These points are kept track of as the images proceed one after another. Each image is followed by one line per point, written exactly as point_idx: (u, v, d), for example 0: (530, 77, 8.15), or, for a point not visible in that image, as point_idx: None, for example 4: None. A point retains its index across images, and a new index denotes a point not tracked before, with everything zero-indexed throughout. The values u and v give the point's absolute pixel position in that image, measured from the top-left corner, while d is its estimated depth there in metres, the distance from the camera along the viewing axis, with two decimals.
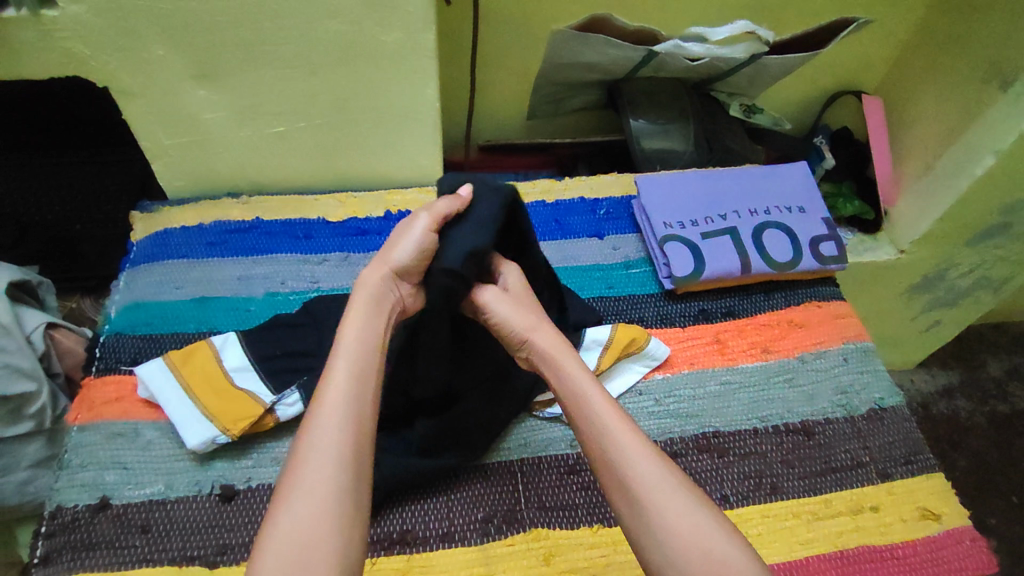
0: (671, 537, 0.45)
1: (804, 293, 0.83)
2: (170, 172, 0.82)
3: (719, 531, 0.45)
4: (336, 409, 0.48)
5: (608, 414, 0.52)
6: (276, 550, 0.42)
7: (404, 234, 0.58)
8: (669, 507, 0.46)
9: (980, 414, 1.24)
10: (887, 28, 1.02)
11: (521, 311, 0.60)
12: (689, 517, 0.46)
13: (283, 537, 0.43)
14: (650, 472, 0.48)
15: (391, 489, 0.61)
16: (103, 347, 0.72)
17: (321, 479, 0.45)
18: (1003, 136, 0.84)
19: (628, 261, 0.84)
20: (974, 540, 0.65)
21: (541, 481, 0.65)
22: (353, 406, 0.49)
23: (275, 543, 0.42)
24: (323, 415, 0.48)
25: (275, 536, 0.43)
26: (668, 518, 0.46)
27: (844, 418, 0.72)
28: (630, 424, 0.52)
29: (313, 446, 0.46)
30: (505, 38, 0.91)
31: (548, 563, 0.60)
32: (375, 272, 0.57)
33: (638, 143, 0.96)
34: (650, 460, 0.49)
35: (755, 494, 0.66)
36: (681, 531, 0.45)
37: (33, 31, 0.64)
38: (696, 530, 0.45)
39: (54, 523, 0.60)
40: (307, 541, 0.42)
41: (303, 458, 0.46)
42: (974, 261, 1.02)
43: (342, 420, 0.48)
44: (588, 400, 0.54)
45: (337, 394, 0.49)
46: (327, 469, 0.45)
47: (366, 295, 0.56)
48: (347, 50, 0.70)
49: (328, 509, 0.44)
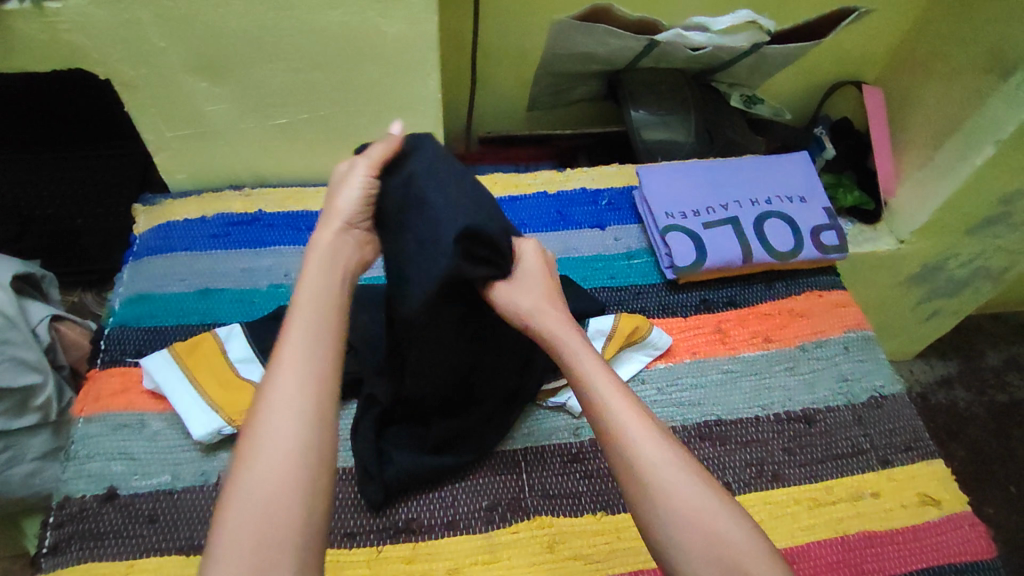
0: (680, 521, 0.45)
1: (805, 282, 0.83)
2: (173, 165, 0.82)
3: (726, 514, 0.45)
4: (294, 370, 0.46)
5: (615, 396, 0.51)
6: (238, 516, 0.41)
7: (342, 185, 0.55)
8: (678, 490, 0.46)
9: (979, 404, 1.24)
10: (889, 17, 1.02)
11: (527, 295, 0.56)
12: (697, 501, 0.45)
13: (245, 505, 0.41)
14: (656, 456, 0.48)
15: (399, 485, 0.61)
16: (109, 339, 0.72)
17: (285, 440, 0.43)
18: (1003, 125, 0.84)
19: (629, 251, 0.84)
20: (973, 525, 0.66)
21: (545, 469, 0.65)
22: (312, 366, 0.46)
23: (240, 512, 0.41)
24: (281, 378, 0.45)
25: (239, 506, 0.41)
26: (680, 505, 0.45)
27: (845, 406, 0.73)
28: (639, 409, 0.51)
29: (273, 409, 0.44)
30: (507, 28, 0.91)
31: (553, 551, 0.60)
32: (325, 225, 0.54)
33: (638, 135, 0.95)
34: (658, 443, 0.48)
35: (758, 481, 0.66)
36: (690, 515, 0.45)
37: (35, 23, 0.64)
38: (705, 513, 0.45)
39: (63, 512, 0.60)
40: (271, 506, 0.41)
41: (262, 421, 0.44)
42: (973, 250, 1.02)
43: (301, 382, 0.45)
44: (596, 386, 0.52)
45: (295, 358, 0.46)
46: (291, 430, 0.44)
47: (319, 255, 0.52)
48: (349, 40, 0.70)
49: (292, 474, 0.42)
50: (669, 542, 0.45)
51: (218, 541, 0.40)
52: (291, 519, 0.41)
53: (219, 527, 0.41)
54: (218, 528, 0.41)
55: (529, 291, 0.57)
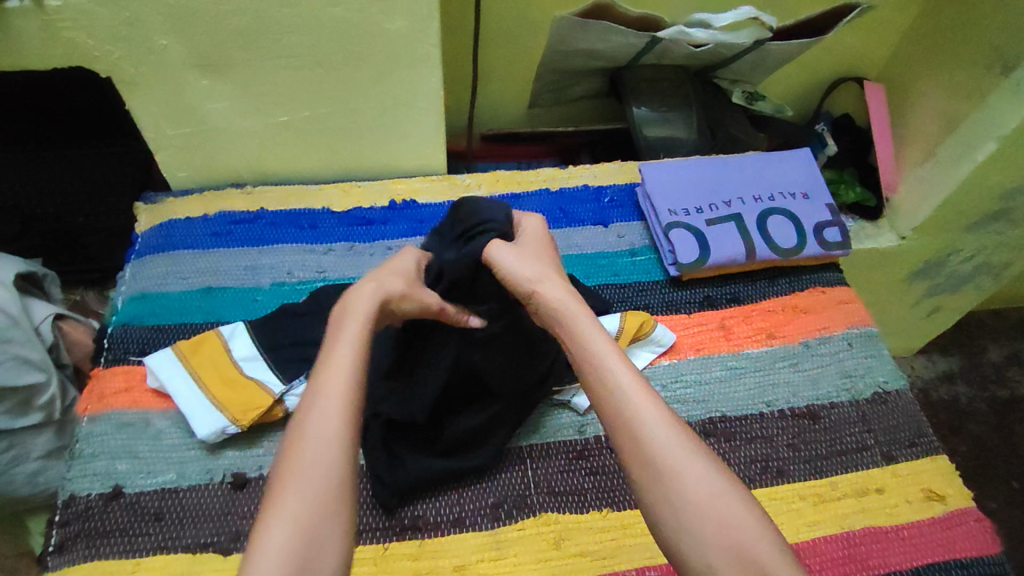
0: (690, 507, 0.43)
1: (808, 279, 0.83)
2: (174, 163, 0.81)
3: (740, 501, 0.44)
4: (339, 394, 0.46)
5: (625, 373, 0.49)
6: (279, 533, 0.40)
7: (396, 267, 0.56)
8: (689, 475, 0.44)
9: (981, 400, 1.25)
10: (890, 13, 1.02)
11: (531, 260, 0.57)
12: (708, 485, 0.44)
13: (287, 523, 0.40)
14: (668, 439, 0.46)
15: (406, 486, 0.61)
16: (112, 338, 0.72)
17: (327, 462, 0.43)
18: (1005, 121, 0.84)
19: (633, 248, 0.84)
20: (978, 520, 0.66)
21: (551, 466, 0.66)
22: (355, 390, 0.46)
23: (280, 527, 0.40)
24: (326, 398, 0.45)
25: (281, 523, 0.40)
26: (689, 488, 0.44)
27: (849, 402, 0.73)
28: (648, 390, 0.49)
29: (316, 428, 0.44)
30: (508, 25, 0.91)
31: (559, 547, 0.60)
32: (365, 294, 0.52)
33: (641, 131, 0.96)
34: (670, 425, 0.47)
35: (763, 477, 0.66)
36: (700, 499, 0.43)
37: (36, 21, 0.63)
38: (718, 501, 0.43)
39: (68, 511, 0.60)
40: (312, 524, 0.41)
41: (302, 440, 0.44)
42: (975, 246, 1.03)
43: (343, 406, 0.45)
44: (604, 365, 0.50)
45: (340, 380, 0.46)
46: (332, 452, 0.43)
47: (360, 307, 0.51)
48: (350, 38, 0.70)
49: (330, 496, 0.42)
50: (679, 529, 0.43)
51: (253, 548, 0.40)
52: (329, 542, 0.41)
53: (255, 545, 0.40)
54: (254, 546, 0.40)
55: (533, 258, 0.57)
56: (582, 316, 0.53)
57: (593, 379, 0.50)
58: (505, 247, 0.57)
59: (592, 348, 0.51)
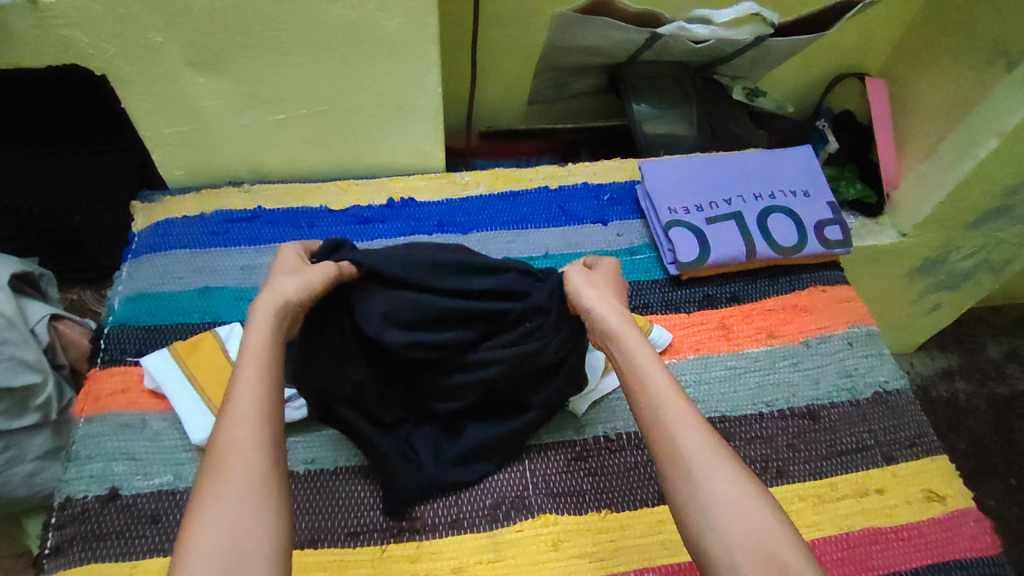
0: (720, 509, 0.44)
1: (810, 278, 0.83)
2: (171, 161, 0.81)
3: (767, 509, 0.44)
4: (255, 404, 0.46)
5: (663, 383, 0.50)
6: (205, 540, 0.40)
7: (281, 266, 0.59)
8: (717, 475, 0.45)
9: (979, 397, 1.24)
10: (893, 9, 1.01)
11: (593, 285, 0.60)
12: (736, 486, 0.45)
13: (215, 527, 0.41)
14: (698, 446, 0.47)
15: (408, 493, 0.60)
16: (108, 338, 0.71)
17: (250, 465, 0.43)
18: (1006, 118, 0.83)
19: (632, 247, 0.84)
20: (978, 521, 0.66)
21: (548, 467, 0.65)
22: (269, 402, 0.47)
23: (206, 534, 0.40)
24: (241, 408, 0.46)
25: (207, 530, 0.40)
26: (718, 487, 0.44)
27: (849, 402, 0.73)
28: (682, 395, 0.50)
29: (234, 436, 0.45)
30: (507, 21, 0.90)
31: (557, 549, 0.60)
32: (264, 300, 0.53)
33: (640, 127, 0.95)
34: (703, 433, 0.47)
35: (763, 478, 0.66)
36: (730, 498, 0.44)
37: (30, 18, 0.63)
38: (742, 503, 0.44)
39: (65, 513, 0.60)
40: (247, 522, 0.41)
41: (227, 453, 0.44)
42: (975, 243, 1.02)
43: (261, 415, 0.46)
44: (647, 374, 0.51)
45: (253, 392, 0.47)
46: (255, 459, 0.44)
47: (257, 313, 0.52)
48: (347, 35, 0.69)
49: (253, 499, 0.42)
50: (707, 531, 0.43)
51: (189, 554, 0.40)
52: (262, 541, 0.41)
53: (185, 551, 0.40)
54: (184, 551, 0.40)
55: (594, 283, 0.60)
56: (631, 331, 0.55)
57: (632, 384, 0.52)
58: (578, 277, 0.61)
59: (636, 358, 0.53)
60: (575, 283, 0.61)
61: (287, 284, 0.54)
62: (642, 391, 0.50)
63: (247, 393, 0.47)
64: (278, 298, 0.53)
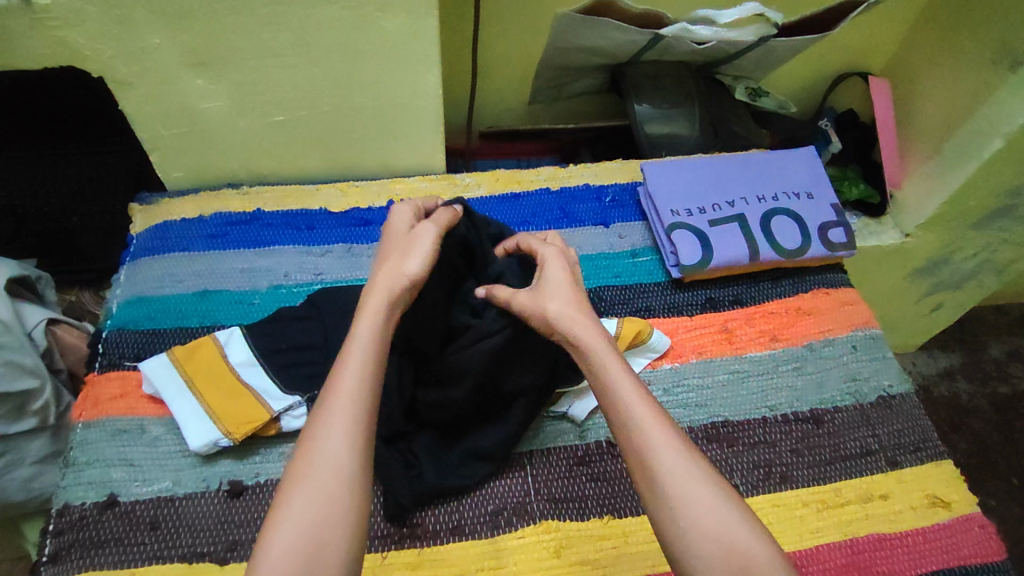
0: (698, 531, 0.44)
1: (813, 281, 0.82)
2: (169, 163, 0.80)
3: (747, 527, 0.44)
4: (350, 402, 0.48)
5: (640, 404, 0.50)
6: (290, 529, 0.42)
7: (394, 236, 0.61)
8: (695, 498, 0.45)
9: (981, 397, 1.24)
10: (898, 8, 1.00)
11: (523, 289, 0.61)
12: (715, 508, 0.45)
13: (297, 519, 0.43)
14: (677, 465, 0.47)
15: (409, 499, 0.60)
16: (107, 342, 0.71)
17: (336, 461, 0.45)
18: (1011, 118, 0.82)
19: (634, 249, 0.83)
20: (983, 527, 0.65)
21: (551, 473, 0.65)
22: (365, 397, 0.49)
23: (293, 520, 0.43)
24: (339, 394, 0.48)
25: (295, 515, 0.43)
26: (695, 511, 0.45)
27: (853, 406, 0.72)
28: (658, 412, 0.50)
29: (330, 424, 0.47)
30: (509, 21, 0.89)
31: (559, 556, 0.59)
32: (386, 278, 0.56)
33: (643, 128, 0.94)
34: (679, 451, 0.48)
35: (766, 483, 0.66)
36: (708, 520, 0.44)
37: (26, 20, 0.62)
38: (721, 523, 0.44)
39: (62, 520, 0.59)
40: (326, 518, 0.43)
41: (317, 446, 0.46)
42: (978, 244, 1.02)
43: (354, 413, 0.48)
44: (620, 394, 0.51)
45: (352, 383, 0.49)
46: (342, 454, 0.46)
47: (379, 289, 0.55)
48: (346, 36, 0.69)
49: (339, 496, 0.44)
50: (683, 545, 0.44)
51: (273, 546, 0.42)
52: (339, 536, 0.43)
53: (270, 543, 0.42)
54: (270, 541, 0.42)
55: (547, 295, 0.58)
56: (601, 344, 0.54)
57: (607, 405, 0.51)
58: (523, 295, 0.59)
59: (608, 378, 0.52)
60: (492, 299, 0.62)
61: (410, 264, 0.57)
62: (616, 402, 0.51)
63: (343, 391, 0.48)
64: (397, 281, 0.56)
